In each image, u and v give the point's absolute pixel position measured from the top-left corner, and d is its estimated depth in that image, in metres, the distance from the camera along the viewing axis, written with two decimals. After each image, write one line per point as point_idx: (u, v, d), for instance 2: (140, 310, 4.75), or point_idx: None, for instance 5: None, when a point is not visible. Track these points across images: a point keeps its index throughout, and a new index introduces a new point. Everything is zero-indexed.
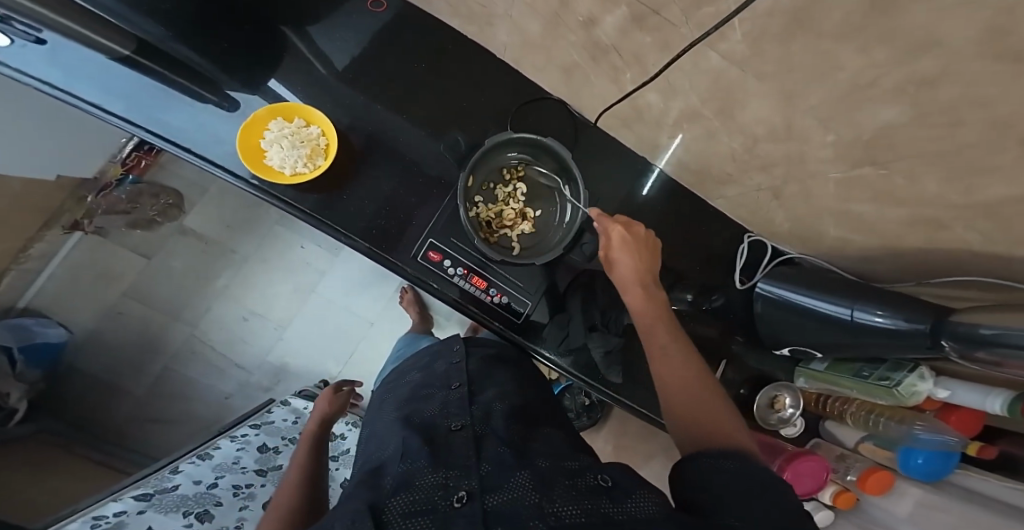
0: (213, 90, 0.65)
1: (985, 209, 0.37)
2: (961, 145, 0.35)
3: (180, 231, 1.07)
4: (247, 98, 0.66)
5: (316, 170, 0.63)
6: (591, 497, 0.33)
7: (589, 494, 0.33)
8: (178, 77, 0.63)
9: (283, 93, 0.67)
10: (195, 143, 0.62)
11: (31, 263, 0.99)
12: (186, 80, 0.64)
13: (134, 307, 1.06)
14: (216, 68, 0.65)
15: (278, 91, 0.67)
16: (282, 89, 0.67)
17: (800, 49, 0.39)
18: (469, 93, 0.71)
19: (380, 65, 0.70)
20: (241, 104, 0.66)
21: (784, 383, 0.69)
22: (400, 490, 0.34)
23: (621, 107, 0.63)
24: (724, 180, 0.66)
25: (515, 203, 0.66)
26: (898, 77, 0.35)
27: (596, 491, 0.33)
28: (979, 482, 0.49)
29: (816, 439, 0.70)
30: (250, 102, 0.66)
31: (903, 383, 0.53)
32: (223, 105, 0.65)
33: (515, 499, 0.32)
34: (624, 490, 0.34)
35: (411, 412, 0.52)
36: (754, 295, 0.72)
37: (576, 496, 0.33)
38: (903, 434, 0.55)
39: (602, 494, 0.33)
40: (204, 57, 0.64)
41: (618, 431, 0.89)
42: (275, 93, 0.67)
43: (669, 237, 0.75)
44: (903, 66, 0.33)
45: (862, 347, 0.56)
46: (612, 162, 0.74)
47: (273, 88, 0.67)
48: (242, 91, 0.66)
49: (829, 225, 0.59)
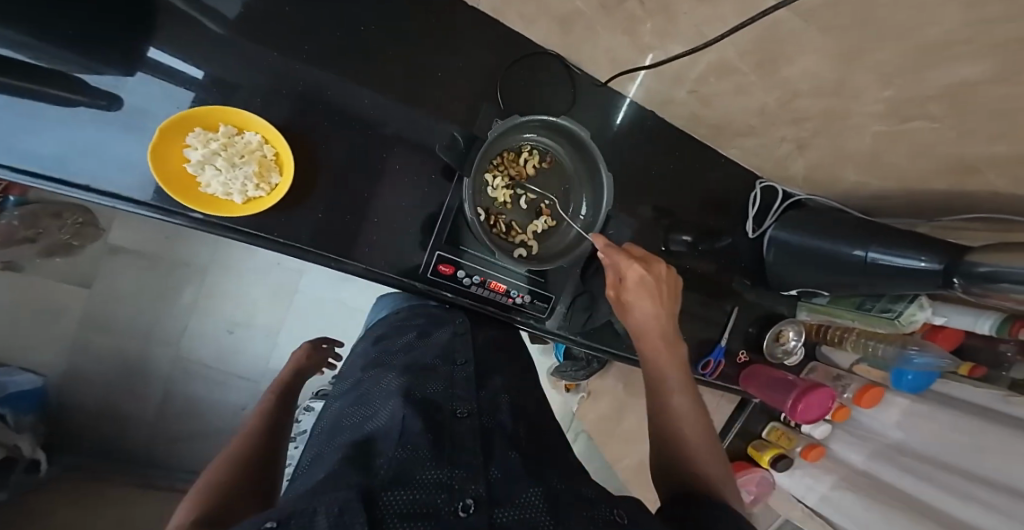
0: (77, 88, 0.45)
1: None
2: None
3: (109, 251, 0.93)
4: (99, 79, 0.46)
5: (275, 191, 0.51)
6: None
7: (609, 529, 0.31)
8: (22, 80, 0.42)
9: (173, 65, 0.48)
10: (92, 177, 0.46)
11: None
12: (32, 81, 0.43)
13: (97, 336, 0.96)
14: (78, 55, 0.45)
15: (164, 61, 0.48)
16: (168, 58, 0.48)
17: (879, 19, 0.32)
18: (447, 61, 0.59)
19: (325, 42, 0.54)
20: (122, 96, 0.47)
21: (789, 318, 0.76)
22: (396, 484, 0.28)
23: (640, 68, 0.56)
24: (744, 132, 0.60)
25: (530, 191, 0.60)
26: (997, 36, 0.26)
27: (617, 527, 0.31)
28: (956, 388, 0.62)
29: (814, 362, 0.79)
30: (134, 93, 0.47)
31: (904, 313, 0.58)
32: (105, 104, 0.46)
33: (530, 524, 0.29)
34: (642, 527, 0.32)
35: (409, 384, 0.45)
36: (765, 243, 0.74)
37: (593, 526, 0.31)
38: (896, 354, 0.64)
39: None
40: (47, 40, 0.43)
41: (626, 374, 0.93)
42: (160, 64, 0.48)
43: (678, 191, 0.74)
44: (1018, 24, 0.24)
45: (872, 285, 0.57)
46: (620, 123, 0.69)
47: (158, 60, 0.48)
48: (90, 71, 0.45)
49: (848, 171, 0.57)
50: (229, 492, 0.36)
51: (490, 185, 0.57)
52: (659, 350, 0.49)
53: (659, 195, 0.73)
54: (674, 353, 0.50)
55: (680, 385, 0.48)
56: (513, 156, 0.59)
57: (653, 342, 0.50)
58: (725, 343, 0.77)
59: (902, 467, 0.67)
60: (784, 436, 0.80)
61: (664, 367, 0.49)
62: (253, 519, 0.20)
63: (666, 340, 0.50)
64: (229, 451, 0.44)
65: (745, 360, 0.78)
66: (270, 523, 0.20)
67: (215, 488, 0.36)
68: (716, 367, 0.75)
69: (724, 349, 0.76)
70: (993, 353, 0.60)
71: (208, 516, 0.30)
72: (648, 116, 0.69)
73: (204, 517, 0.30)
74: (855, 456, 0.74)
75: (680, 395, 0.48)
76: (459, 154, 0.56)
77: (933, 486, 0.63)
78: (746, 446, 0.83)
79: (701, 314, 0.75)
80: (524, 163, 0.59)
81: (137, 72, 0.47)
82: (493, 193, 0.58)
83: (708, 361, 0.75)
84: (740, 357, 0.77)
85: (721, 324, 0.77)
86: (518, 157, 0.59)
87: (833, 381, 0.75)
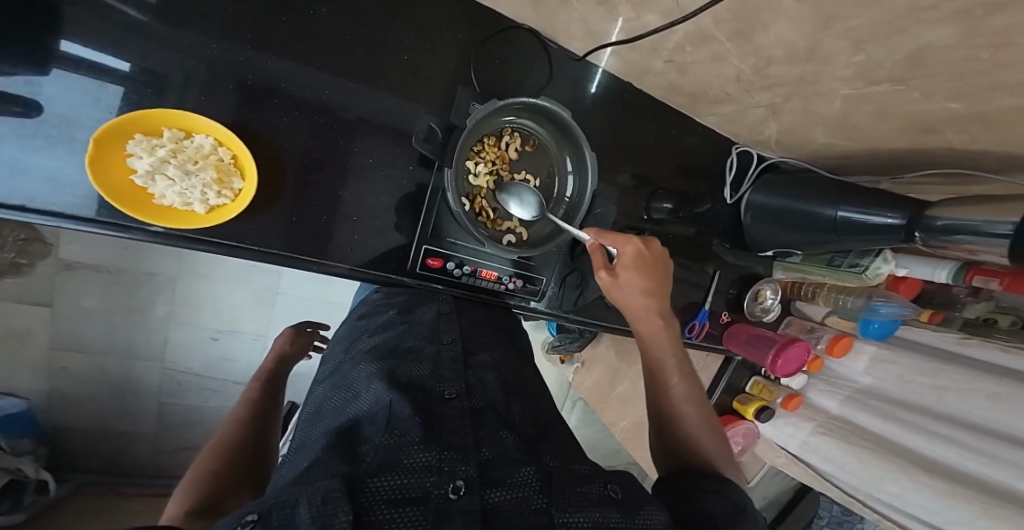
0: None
1: (996, 122, 0.35)
2: (1010, 83, 0.30)
3: (64, 267, 0.85)
4: (5, 80, 0.40)
5: (239, 197, 0.47)
6: (600, 507, 0.32)
7: (600, 504, 0.33)
8: None
9: (92, 59, 0.43)
10: (27, 196, 0.42)
11: None
12: None
13: (71, 358, 0.93)
14: None
15: (79, 54, 0.42)
16: (88, 52, 0.42)
17: None
18: (409, 43, 0.56)
19: (270, 31, 0.49)
20: (42, 103, 0.42)
21: (767, 278, 0.82)
22: (384, 470, 0.29)
23: (614, 36, 0.54)
24: (719, 101, 0.59)
25: (514, 173, 0.59)
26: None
27: (608, 503, 0.34)
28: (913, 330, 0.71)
29: (789, 316, 0.87)
30: (54, 96, 0.42)
31: (871, 267, 0.63)
32: (21, 111, 0.41)
33: (522, 504, 0.30)
34: (633, 503, 0.35)
35: (393, 366, 0.46)
36: (743, 207, 0.75)
37: (583, 500, 0.32)
38: (863, 305, 0.72)
39: (612, 506, 0.33)
40: None
41: (617, 341, 0.97)
42: (75, 60, 0.42)
43: (656, 161, 0.74)
44: None
45: (843, 243, 0.59)
46: (593, 95, 0.67)
47: (73, 54, 0.42)
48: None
49: (819, 135, 0.55)
50: (223, 480, 0.38)
51: (474, 172, 0.56)
52: (651, 335, 0.54)
53: (637, 166, 0.73)
54: (665, 334, 0.54)
55: (675, 366, 0.53)
56: (497, 139, 0.57)
57: (646, 327, 0.54)
58: (709, 305, 0.82)
59: (873, 410, 0.76)
60: (766, 389, 0.87)
61: (657, 351, 0.54)
62: (238, 510, 0.23)
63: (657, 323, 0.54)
64: (221, 434, 0.46)
65: (728, 320, 0.84)
66: (252, 515, 0.22)
67: (207, 477, 0.38)
68: (701, 330, 0.79)
69: (708, 311, 0.81)
70: (947, 296, 0.72)
71: (200, 504, 0.34)
72: (623, 86, 0.68)
73: (196, 508, 0.33)
74: (829, 402, 0.83)
75: (675, 377, 0.53)
76: (438, 145, 0.51)
77: (897, 424, 0.72)
78: (733, 400, 0.90)
79: (683, 278, 0.79)
80: (507, 146, 0.58)
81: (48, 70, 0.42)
82: (478, 180, 0.57)
83: (694, 324, 0.80)
84: (721, 318, 0.83)
85: (705, 286, 0.82)
86: (501, 141, 0.58)
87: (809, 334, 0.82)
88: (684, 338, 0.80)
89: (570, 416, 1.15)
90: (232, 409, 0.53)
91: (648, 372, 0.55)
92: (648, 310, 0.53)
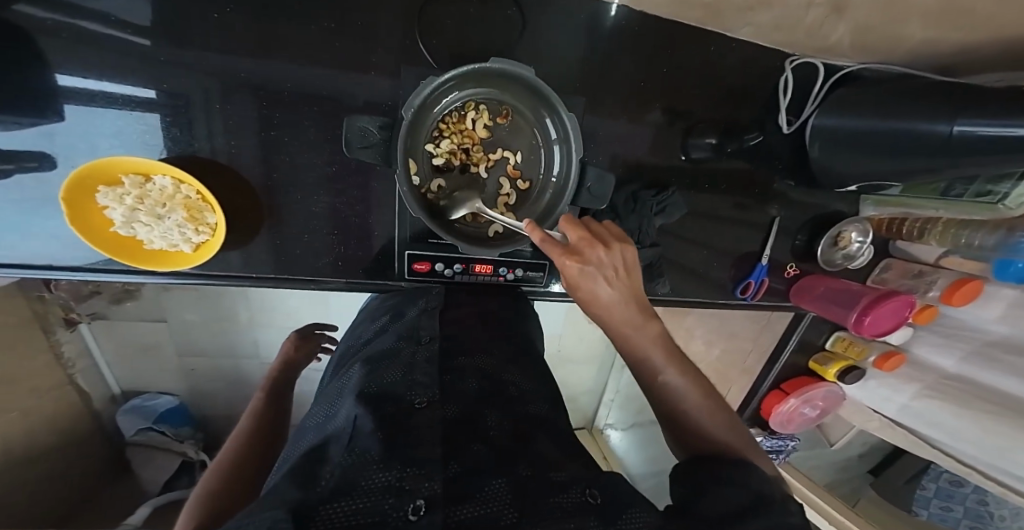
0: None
1: None
2: None
3: (163, 288, 0.93)
4: (24, 137, 0.45)
5: (215, 230, 0.49)
6: (579, 517, 0.26)
7: (577, 513, 0.27)
8: None
9: (85, 90, 0.44)
10: (52, 255, 0.49)
11: (81, 362, 0.95)
12: None
13: (198, 362, 1.06)
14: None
15: (75, 85, 0.44)
16: (76, 83, 0.44)
17: None
18: (350, 33, 0.49)
19: (211, 65, 0.47)
20: (56, 155, 0.46)
21: (853, 217, 0.65)
22: (339, 495, 0.23)
23: None
24: (754, 6, 0.42)
25: (489, 153, 0.52)
26: None
27: (587, 511, 0.27)
28: None
29: (888, 258, 0.70)
30: (57, 153, 0.46)
31: (1012, 197, 0.46)
32: (36, 165, 0.46)
33: (490, 519, 0.24)
34: (618, 508, 0.29)
35: (370, 377, 0.41)
36: (808, 135, 0.59)
37: (561, 516, 0.26)
38: (997, 242, 0.54)
39: (592, 515, 0.27)
40: None
41: None
42: (76, 91, 0.44)
43: (682, 95, 0.58)
44: None
45: (957, 168, 0.41)
46: (581, 31, 0.53)
47: (68, 86, 0.44)
48: (12, 136, 0.44)
49: (910, 22, 0.37)
50: (223, 500, 0.40)
51: (439, 165, 0.50)
52: (627, 337, 0.46)
53: (657, 106, 0.58)
54: (644, 332, 0.45)
55: (663, 359, 0.45)
56: (460, 118, 0.50)
57: (622, 331, 0.45)
58: (769, 259, 0.68)
59: (1006, 370, 0.59)
60: (852, 347, 0.75)
61: (640, 349, 0.46)
62: None
63: (634, 323, 0.45)
64: (227, 453, 0.49)
65: (795, 273, 0.69)
66: None
67: (209, 503, 0.39)
68: (758, 290, 0.67)
69: (767, 266, 0.67)
70: None
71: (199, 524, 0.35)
72: (621, 12, 0.53)
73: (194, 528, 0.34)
74: (944, 361, 0.67)
75: (665, 372, 0.45)
76: (379, 147, 0.48)
77: None
78: (811, 361, 0.81)
79: (731, 230, 0.66)
80: (473, 124, 0.51)
81: (57, 112, 0.45)
82: (444, 173, 0.51)
83: (748, 284, 0.68)
84: (789, 272, 0.69)
85: (764, 235, 0.67)
86: (467, 121, 0.50)
87: (913, 281, 0.66)
88: (737, 300, 0.69)
89: (619, 374, 1.12)
90: (239, 423, 0.57)
91: (640, 376, 0.47)
92: (619, 316, 0.45)
